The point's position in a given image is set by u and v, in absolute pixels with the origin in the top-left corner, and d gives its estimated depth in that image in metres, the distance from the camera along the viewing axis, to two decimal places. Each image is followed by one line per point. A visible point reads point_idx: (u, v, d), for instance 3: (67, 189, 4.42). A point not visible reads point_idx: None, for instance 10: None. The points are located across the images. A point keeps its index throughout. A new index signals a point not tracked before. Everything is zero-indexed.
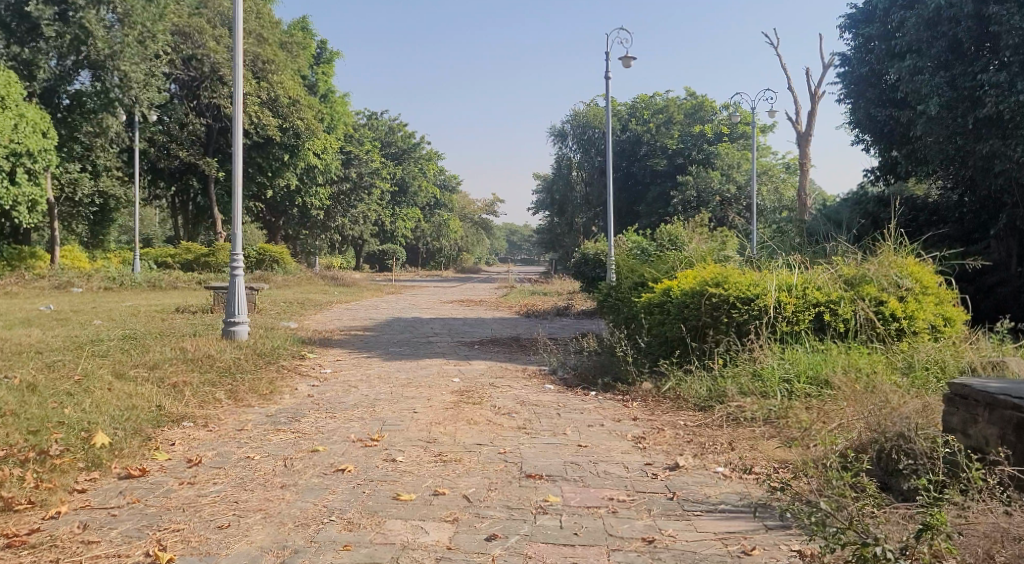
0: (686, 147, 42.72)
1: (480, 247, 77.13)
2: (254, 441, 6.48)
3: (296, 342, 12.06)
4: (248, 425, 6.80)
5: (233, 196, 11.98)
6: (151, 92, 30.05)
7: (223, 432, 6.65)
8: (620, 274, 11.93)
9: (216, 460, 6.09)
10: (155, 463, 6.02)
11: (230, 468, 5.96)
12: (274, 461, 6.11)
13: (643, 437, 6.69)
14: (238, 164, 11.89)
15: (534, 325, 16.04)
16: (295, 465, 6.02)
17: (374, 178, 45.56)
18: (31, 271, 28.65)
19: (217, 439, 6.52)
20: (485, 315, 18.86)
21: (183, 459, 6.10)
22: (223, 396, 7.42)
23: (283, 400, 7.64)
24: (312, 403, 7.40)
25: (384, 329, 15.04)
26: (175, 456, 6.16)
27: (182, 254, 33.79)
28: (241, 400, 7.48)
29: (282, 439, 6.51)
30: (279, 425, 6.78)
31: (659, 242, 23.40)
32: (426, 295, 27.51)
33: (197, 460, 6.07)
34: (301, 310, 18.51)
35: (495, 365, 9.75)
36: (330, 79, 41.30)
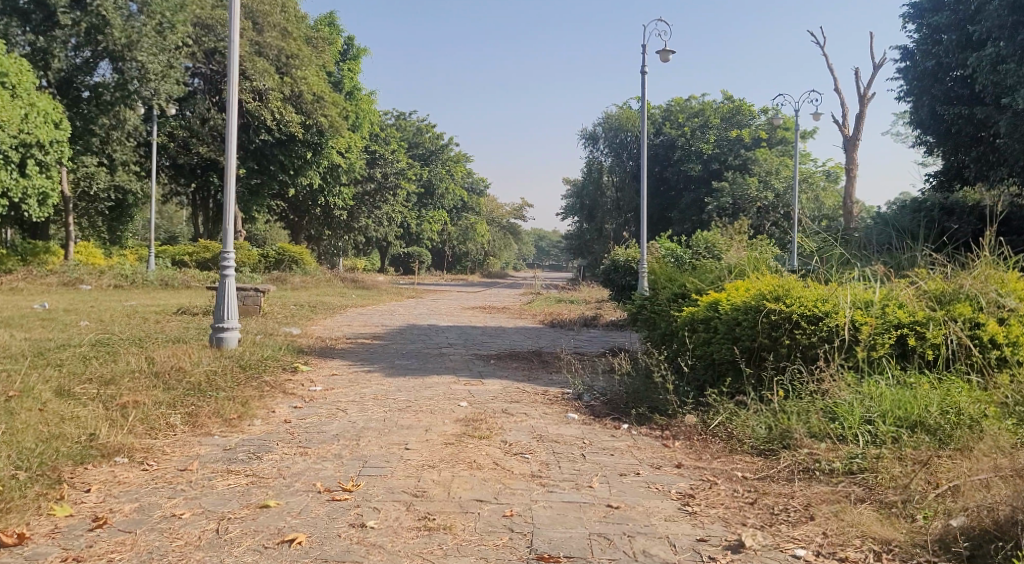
0: (722, 152, 41.18)
1: (508, 252, 75.94)
2: (193, 490, 5.34)
3: (293, 352, 10.87)
4: (195, 465, 5.66)
5: (225, 186, 10.81)
6: (169, 84, 28.84)
7: (160, 475, 5.52)
8: (655, 282, 10.62)
9: (128, 520, 4.95)
10: (47, 523, 4.90)
11: (141, 535, 4.81)
12: (207, 523, 4.96)
13: (691, 495, 5.54)
14: (231, 151, 10.76)
15: (560, 337, 14.73)
16: (230, 532, 4.86)
17: (400, 179, 43.92)
18: (44, 266, 27.74)
19: (147, 485, 5.39)
20: (507, 324, 17.57)
21: (89, 517, 4.98)
22: (179, 423, 6.29)
23: (252, 428, 6.47)
24: (285, 436, 6.23)
25: (394, 338, 13.83)
26: (81, 512, 5.03)
27: (199, 253, 32.86)
28: (201, 427, 6.35)
29: (230, 487, 5.39)
30: (231, 465, 5.65)
31: (695, 250, 21.99)
32: (447, 301, 26.30)
33: (105, 518, 4.94)
34: (311, 315, 17.38)
35: (511, 386, 8.50)
36: (356, 77, 40.30)
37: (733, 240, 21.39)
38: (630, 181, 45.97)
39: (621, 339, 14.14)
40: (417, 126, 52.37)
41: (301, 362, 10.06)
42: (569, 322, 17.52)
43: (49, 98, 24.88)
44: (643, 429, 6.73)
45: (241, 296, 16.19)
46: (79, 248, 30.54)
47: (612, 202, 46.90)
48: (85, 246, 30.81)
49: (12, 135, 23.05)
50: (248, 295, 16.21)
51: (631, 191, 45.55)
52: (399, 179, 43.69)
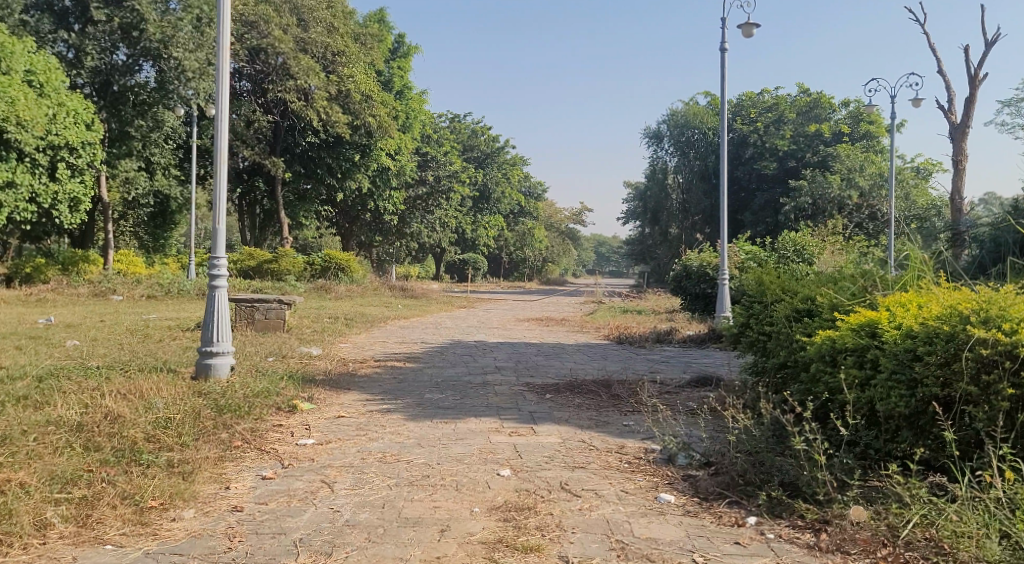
0: (799, 148, 38.24)
1: (567, 258, 73.54)
2: None
3: (302, 380, 8.81)
4: None
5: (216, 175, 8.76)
6: (207, 82, 27.06)
7: None
8: (754, 288, 8.24)
9: None
10: None
11: None
12: None
13: None
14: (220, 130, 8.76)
15: (633, 357, 12.36)
16: None
17: (454, 182, 41.91)
18: (82, 276, 26.43)
19: None
20: (568, 339, 15.25)
21: None
22: (51, 526, 4.55)
23: (172, 530, 4.61)
24: (206, 554, 4.37)
25: (433, 359, 11.67)
26: None
27: (244, 260, 31.02)
28: (90, 529, 4.60)
29: None
30: None
31: (781, 253, 19.31)
32: (500, 312, 24.14)
33: None
34: (345, 330, 15.34)
35: (575, 434, 6.43)
36: (407, 75, 38.43)
37: (827, 245, 18.73)
38: (697, 181, 43.02)
39: (706, 361, 11.72)
40: (473, 129, 50.46)
41: (307, 395, 8.02)
42: (638, 337, 15.13)
43: (80, 97, 23.36)
44: (786, 529, 4.75)
45: (262, 309, 14.20)
46: (118, 255, 29.18)
47: (678, 205, 44.09)
48: (125, 254, 29.46)
49: (38, 136, 21.51)
50: (270, 307, 14.21)
51: (698, 191, 42.76)
52: (453, 183, 41.68)
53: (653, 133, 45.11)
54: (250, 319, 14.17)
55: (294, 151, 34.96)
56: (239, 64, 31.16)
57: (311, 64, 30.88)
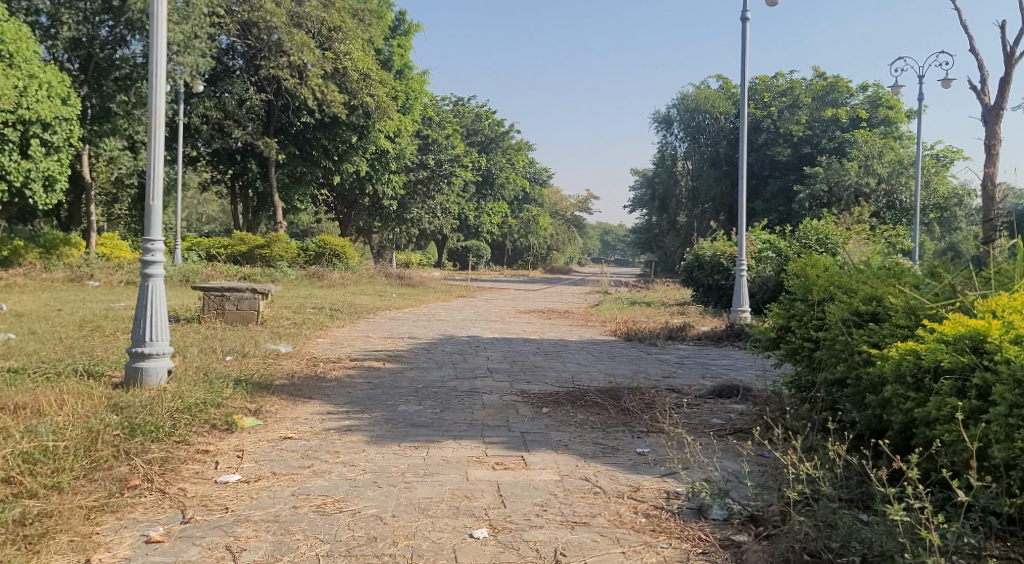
0: (814, 134, 36.85)
1: (572, 246, 72.12)
2: None
3: (258, 385, 7.56)
4: None
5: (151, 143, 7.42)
6: (195, 56, 25.98)
7: None
8: (792, 282, 6.90)
9: None
10: None
11: None
12: None
13: None
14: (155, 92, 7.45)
15: (644, 359, 11.01)
16: None
17: (456, 166, 40.42)
18: (61, 259, 25.16)
19: None
20: (573, 335, 13.91)
21: None
22: None
23: None
24: None
25: (419, 358, 10.34)
26: None
27: (234, 245, 29.81)
28: None
29: None
30: None
31: (803, 242, 17.84)
32: (500, 302, 22.80)
33: None
34: (328, 323, 13.98)
35: (582, 462, 5.28)
36: (407, 54, 36.91)
37: (853, 234, 17.33)
38: (708, 167, 41.37)
39: (726, 366, 10.37)
40: (476, 112, 49.00)
41: (261, 405, 6.79)
42: (648, 333, 13.77)
43: (55, 69, 22.10)
44: None
45: (233, 298, 12.85)
46: (101, 239, 27.90)
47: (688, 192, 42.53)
48: (109, 237, 28.17)
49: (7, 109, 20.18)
50: (242, 297, 12.84)
51: (709, 178, 40.95)
52: (455, 167, 40.25)
53: (663, 118, 43.60)
54: (220, 310, 12.81)
55: (288, 132, 33.63)
56: (231, 38, 29.77)
57: (306, 40, 29.44)
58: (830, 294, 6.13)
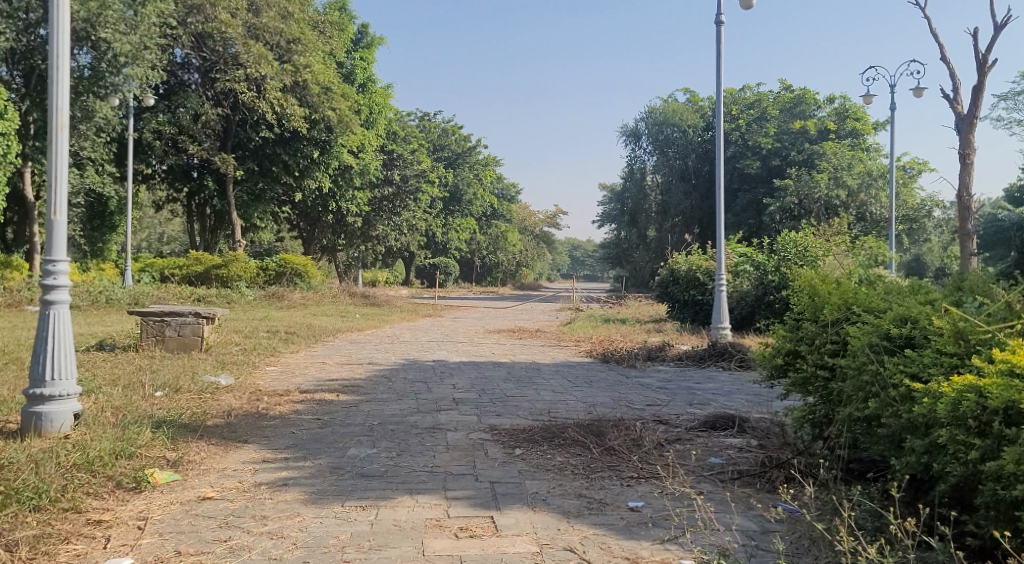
0: (783, 146, 36.17)
1: (541, 262, 71.31)
2: None
3: (185, 427, 6.55)
4: None
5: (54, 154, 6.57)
6: (146, 67, 24.89)
7: None
8: (799, 296, 6.02)
9: None
10: None
11: None
12: None
13: None
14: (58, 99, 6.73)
15: (624, 384, 10.11)
16: None
17: (422, 182, 39.49)
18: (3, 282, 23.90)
19: None
20: (546, 357, 12.99)
21: None
22: None
23: None
24: None
25: (377, 388, 9.35)
26: None
27: (190, 265, 28.61)
28: None
29: None
30: None
31: (782, 255, 17.08)
32: (468, 321, 21.83)
33: None
34: (280, 349, 12.94)
35: (565, 526, 4.45)
36: (369, 67, 35.96)
37: (832, 245, 16.65)
38: (676, 182, 40.65)
39: (714, 392, 9.50)
40: (443, 128, 48.11)
41: (185, 453, 5.80)
42: (626, 353, 12.89)
43: None
44: None
45: (174, 323, 11.77)
46: (47, 261, 26.62)
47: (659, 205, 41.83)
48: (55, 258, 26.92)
49: None
50: (184, 321, 11.79)
51: (677, 192, 40.30)
52: (420, 183, 39.29)
53: (631, 132, 43.08)
54: (161, 337, 11.74)
55: (246, 148, 32.50)
56: (184, 50, 28.67)
57: (264, 52, 28.47)
58: (846, 312, 5.38)
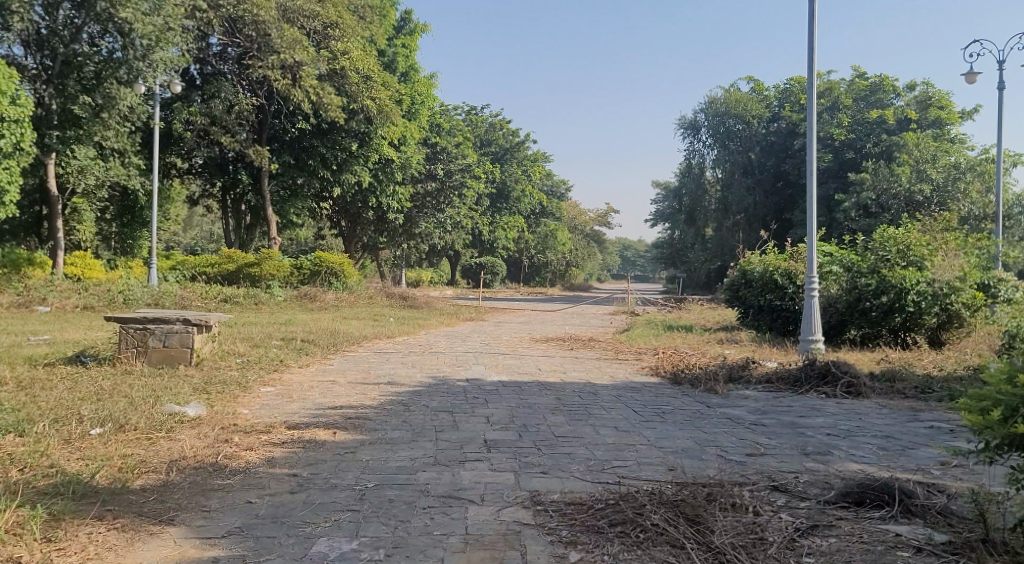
0: (857, 138, 33.58)
1: (592, 261, 68.84)
2: None
3: (92, 485, 5.13)
4: None
5: None
6: (168, 52, 23.13)
7: None
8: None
9: None
10: None
11: None
12: None
13: None
14: None
15: (707, 419, 7.85)
16: None
17: (467, 177, 37.59)
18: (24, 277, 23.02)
19: None
20: (603, 376, 10.76)
21: None
22: None
23: None
24: None
25: (391, 422, 7.26)
26: None
27: (222, 264, 27.04)
28: None
29: None
30: None
31: (879, 256, 14.50)
32: (514, 327, 19.64)
33: None
34: (290, 363, 10.94)
35: None
36: (412, 55, 34.05)
37: (942, 242, 14.17)
38: (738, 177, 38.04)
39: (831, 433, 7.21)
40: (490, 122, 46.05)
41: (60, 554, 4.51)
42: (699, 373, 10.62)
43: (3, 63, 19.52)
44: None
45: (159, 332, 9.86)
46: (71, 258, 25.56)
47: (719, 201, 39.29)
48: (80, 255, 25.87)
49: None
50: (171, 330, 9.87)
51: (739, 187, 37.54)
52: (465, 178, 37.31)
53: (689, 123, 40.65)
54: (143, 348, 9.83)
55: (282, 139, 30.94)
56: (217, 37, 27.28)
57: (300, 37, 26.75)
58: None
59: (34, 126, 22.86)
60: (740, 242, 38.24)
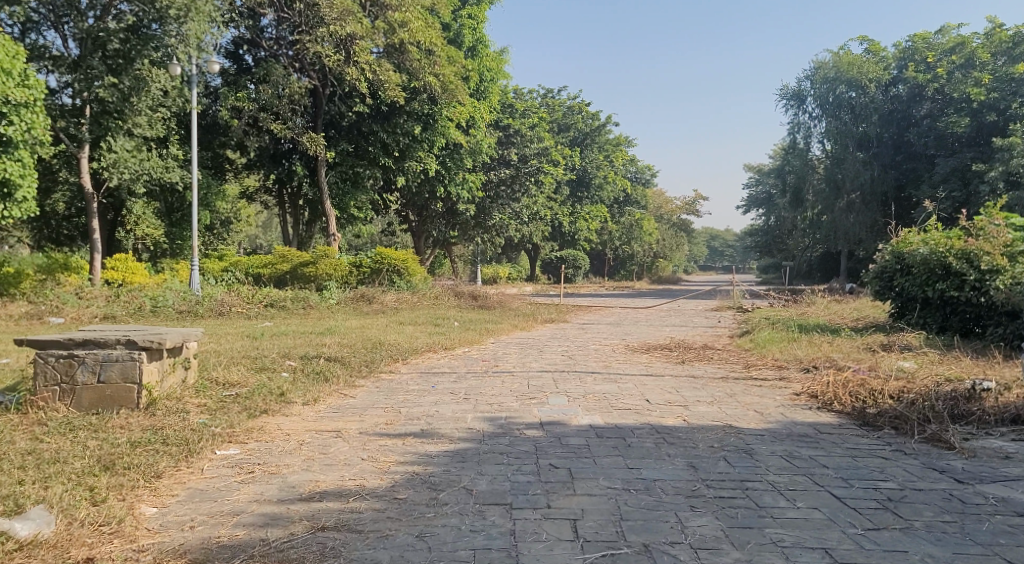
0: (1000, 97, 28.92)
1: (679, 253, 64.43)
2: None
3: None
4: None
5: None
6: (201, 23, 20.22)
7: None
8: None
9: None
10: None
11: None
12: None
13: None
14: None
15: (988, 522, 4.69)
16: None
17: (543, 161, 34.20)
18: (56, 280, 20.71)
19: None
20: (747, 416, 7.19)
21: None
22: None
23: None
24: None
25: (398, 543, 4.51)
26: None
27: (276, 264, 24.41)
28: None
29: None
30: None
31: None
32: (604, 330, 16.10)
33: None
34: (292, 395, 7.71)
35: None
36: (480, 28, 30.78)
37: None
38: (853, 150, 33.48)
39: None
40: (569, 105, 42.50)
41: None
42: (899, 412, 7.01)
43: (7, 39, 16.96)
44: None
45: (93, 362, 6.69)
46: (111, 261, 23.00)
47: (826, 180, 34.44)
48: (121, 257, 23.34)
49: None
50: (109, 358, 6.68)
51: (854, 161, 33.10)
52: (542, 162, 33.91)
53: (793, 93, 36.53)
54: (70, 387, 6.67)
55: (339, 126, 28.16)
56: (270, 13, 24.84)
57: (353, 6, 23.76)
58: None
59: (57, 116, 20.40)
60: (859, 224, 33.64)
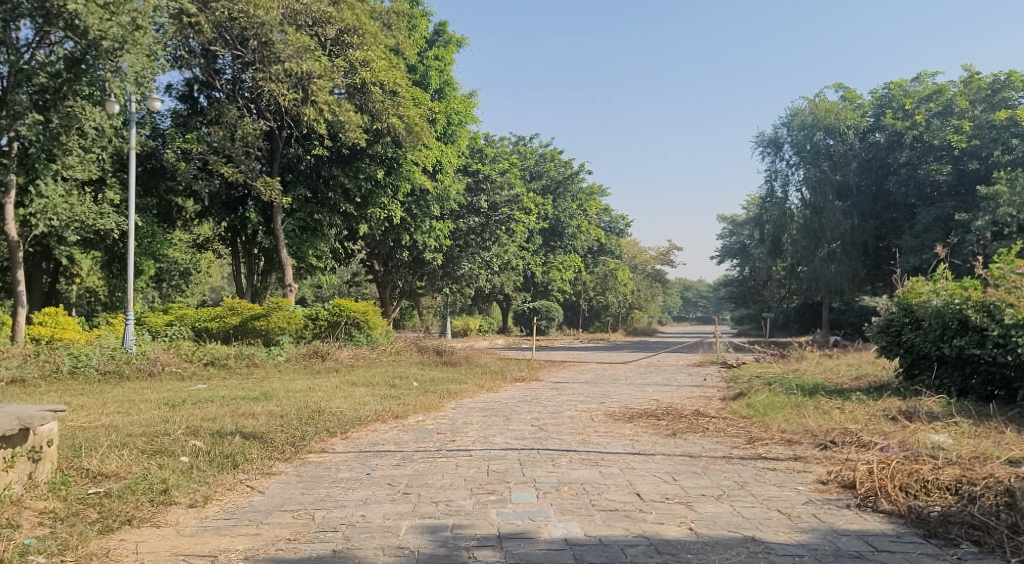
0: (981, 145, 27.95)
1: (653, 304, 63.03)
2: None
3: None
4: None
5: None
6: (138, 57, 18.58)
7: None
8: None
9: None
10: None
11: None
12: None
13: None
14: None
15: None
16: None
17: (514, 209, 32.68)
18: None
19: None
20: (777, 528, 5.80)
21: None
22: None
23: None
24: None
25: None
26: None
27: (225, 317, 22.53)
28: None
29: None
30: None
31: None
32: (579, 391, 14.46)
33: None
34: (177, 493, 6.27)
35: None
36: (447, 71, 29.43)
37: None
38: (832, 198, 32.29)
39: None
40: (540, 152, 41.29)
41: None
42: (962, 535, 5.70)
43: None
44: None
45: None
46: (39, 316, 21.00)
47: (805, 229, 33.23)
48: (51, 311, 21.35)
49: None
50: None
51: (834, 210, 31.92)
52: (513, 210, 32.40)
53: (769, 140, 35.52)
54: None
55: (297, 170, 26.54)
56: (222, 52, 23.28)
57: (311, 43, 22.32)
58: None
59: None
60: (841, 274, 32.36)
